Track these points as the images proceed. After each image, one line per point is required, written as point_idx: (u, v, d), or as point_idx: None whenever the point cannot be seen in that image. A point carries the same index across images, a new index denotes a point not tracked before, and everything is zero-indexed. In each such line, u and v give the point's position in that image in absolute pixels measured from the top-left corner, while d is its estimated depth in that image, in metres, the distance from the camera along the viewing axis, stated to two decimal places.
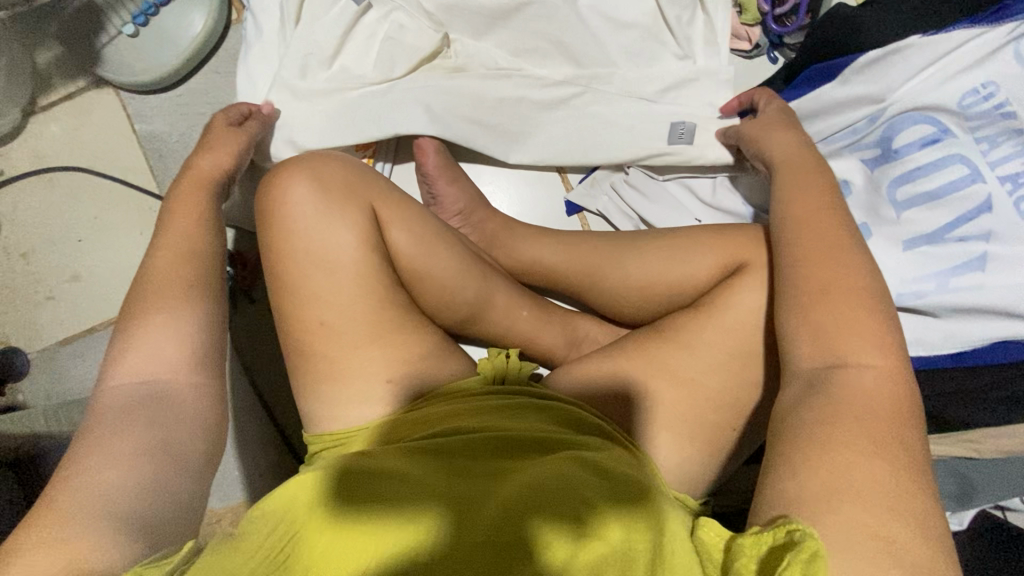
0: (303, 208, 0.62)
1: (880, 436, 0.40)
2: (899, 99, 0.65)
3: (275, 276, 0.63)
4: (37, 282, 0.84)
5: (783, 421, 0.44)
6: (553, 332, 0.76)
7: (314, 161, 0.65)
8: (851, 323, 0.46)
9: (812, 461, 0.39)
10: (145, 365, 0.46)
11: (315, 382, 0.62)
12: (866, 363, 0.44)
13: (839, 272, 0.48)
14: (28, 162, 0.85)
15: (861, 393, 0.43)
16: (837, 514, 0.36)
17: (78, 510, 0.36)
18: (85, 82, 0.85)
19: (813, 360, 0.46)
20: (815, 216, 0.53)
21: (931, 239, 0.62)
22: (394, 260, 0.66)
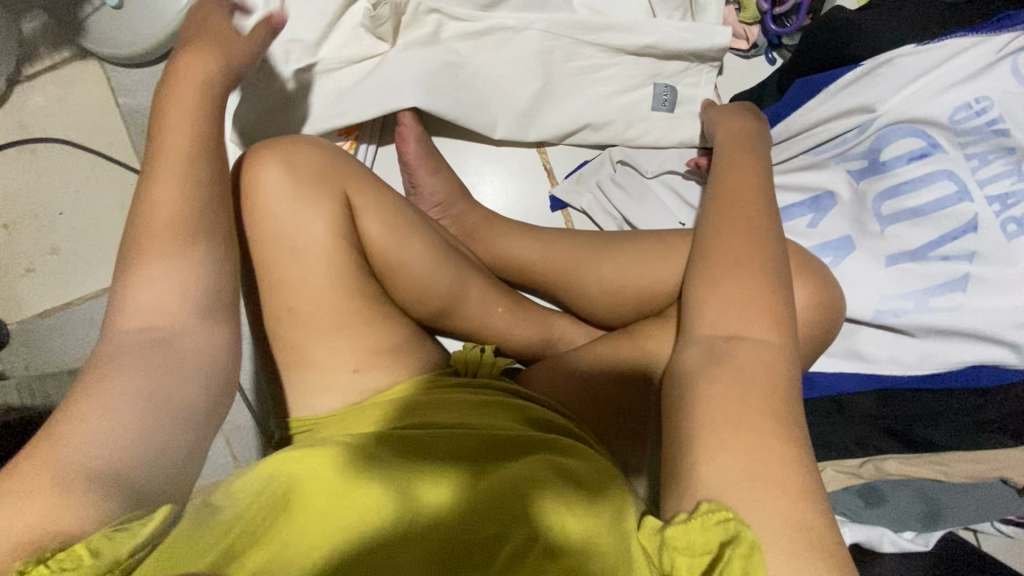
0: (272, 194, 0.60)
1: (769, 409, 0.41)
2: (887, 111, 0.62)
3: (247, 265, 0.62)
4: (17, 254, 0.84)
5: (682, 396, 0.45)
6: (529, 329, 0.75)
7: (289, 143, 0.63)
8: (745, 296, 0.47)
9: (710, 446, 0.40)
10: (149, 314, 0.42)
11: (284, 369, 0.62)
12: (757, 336, 0.45)
13: (743, 246, 0.50)
14: (13, 133, 0.84)
15: (751, 360, 0.44)
16: (749, 496, 0.38)
17: (50, 471, 0.34)
18: (70, 53, 0.84)
19: (711, 331, 0.47)
20: (737, 203, 0.54)
21: (915, 255, 0.61)
22: (366, 252, 0.64)
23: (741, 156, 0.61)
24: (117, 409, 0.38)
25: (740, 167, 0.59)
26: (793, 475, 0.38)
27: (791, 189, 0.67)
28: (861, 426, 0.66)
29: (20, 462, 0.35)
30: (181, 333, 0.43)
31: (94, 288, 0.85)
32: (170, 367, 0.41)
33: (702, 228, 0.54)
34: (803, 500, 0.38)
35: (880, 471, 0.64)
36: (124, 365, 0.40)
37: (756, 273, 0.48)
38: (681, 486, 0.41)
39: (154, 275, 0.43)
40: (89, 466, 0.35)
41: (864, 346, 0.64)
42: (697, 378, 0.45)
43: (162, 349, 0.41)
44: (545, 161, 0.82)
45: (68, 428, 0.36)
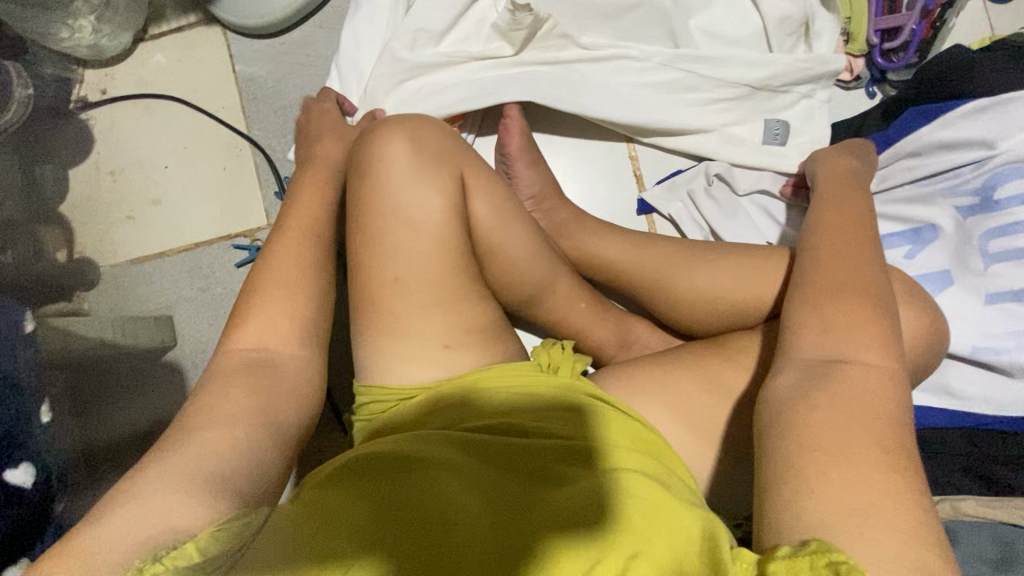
0: (395, 164, 0.62)
1: (876, 441, 0.39)
2: (1010, 148, 0.63)
3: (359, 229, 0.63)
4: (120, 201, 0.89)
5: (781, 422, 0.42)
6: (608, 329, 0.76)
7: (408, 121, 0.65)
8: (854, 319, 0.45)
9: (813, 470, 0.38)
10: (260, 335, 0.52)
11: (380, 338, 0.63)
12: (865, 360, 0.43)
13: (851, 272, 0.49)
14: (132, 87, 0.89)
15: (854, 388, 0.42)
16: (853, 531, 0.35)
17: (165, 478, 0.40)
18: (196, 19, 0.89)
19: (812, 354, 0.45)
20: (837, 236, 0.53)
21: (1019, 296, 0.61)
22: (472, 232, 0.65)
23: (834, 191, 0.60)
24: (219, 432, 0.44)
25: (840, 206, 0.57)
26: (900, 511, 0.36)
27: (891, 218, 0.67)
28: (946, 466, 0.64)
29: (139, 473, 0.41)
30: (272, 365, 0.51)
31: (185, 242, 0.88)
32: (257, 396, 0.48)
33: (803, 255, 0.53)
34: (912, 537, 0.35)
35: (957, 510, 0.60)
36: (223, 397, 0.46)
37: (860, 300, 0.47)
38: (780, 514, 0.37)
39: (265, 311, 0.53)
40: (191, 473, 0.40)
41: (955, 382, 0.64)
42: (800, 398, 0.43)
43: (258, 379, 0.49)
44: (636, 168, 0.84)
45: (179, 447, 0.42)
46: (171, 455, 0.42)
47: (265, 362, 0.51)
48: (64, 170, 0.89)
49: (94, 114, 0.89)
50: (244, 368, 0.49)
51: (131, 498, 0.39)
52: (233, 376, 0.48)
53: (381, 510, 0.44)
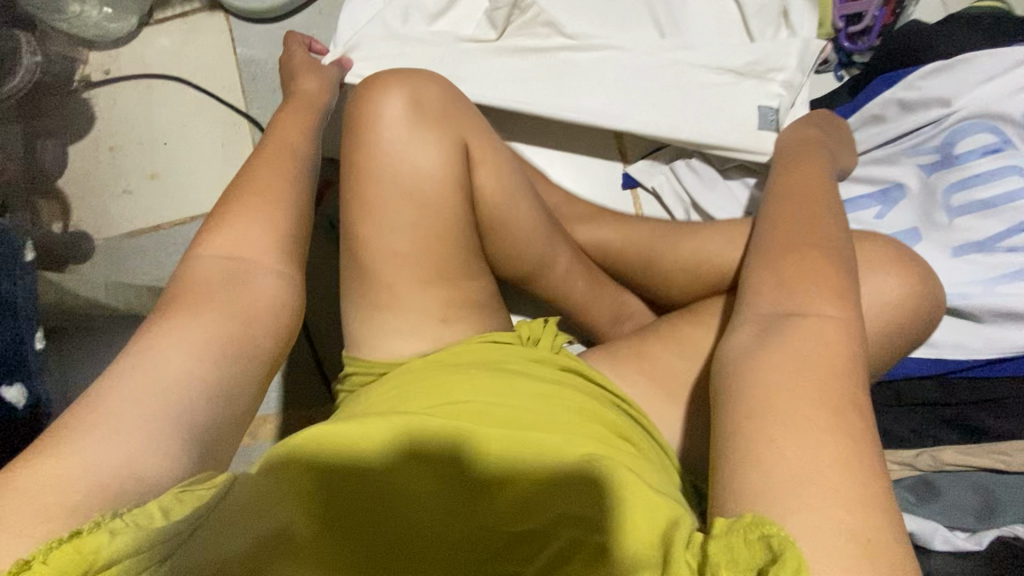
0: (395, 121, 0.66)
1: (831, 399, 0.37)
2: (965, 106, 0.66)
3: (358, 187, 0.67)
4: (118, 176, 0.91)
5: (738, 374, 0.41)
6: (594, 293, 0.77)
7: (408, 77, 0.69)
8: (811, 271, 0.45)
9: (763, 429, 0.36)
10: (233, 249, 0.50)
11: (376, 294, 0.67)
12: (820, 311, 0.42)
13: (810, 231, 0.49)
14: (135, 68, 0.92)
15: (809, 341, 0.40)
16: (796, 488, 0.33)
17: (106, 427, 0.37)
18: (199, 5, 0.93)
19: (771, 308, 0.44)
20: (802, 202, 0.53)
21: (983, 246, 0.64)
22: (471, 193, 0.69)
23: (800, 163, 0.60)
24: (181, 373, 0.41)
25: (808, 174, 0.58)
26: (845, 465, 0.34)
27: (860, 179, 0.72)
28: (923, 417, 0.66)
29: (93, 403, 0.38)
30: (244, 279, 0.49)
31: (181, 216, 0.90)
32: (223, 326, 0.45)
33: (767, 217, 0.53)
34: (853, 490, 0.33)
35: (938, 461, 0.63)
36: (187, 327, 0.44)
37: (822, 260, 0.46)
38: (727, 475, 0.36)
39: (236, 232, 0.51)
40: (139, 423, 0.38)
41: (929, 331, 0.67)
42: (758, 352, 0.41)
43: (224, 309, 0.46)
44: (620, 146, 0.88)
45: (137, 378, 0.40)
46: (126, 389, 0.39)
47: (236, 278, 0.48)
48: (64, 146, 0.91)
49: (96, 93, 0.92)
50: (217, 294, 0.47)
51: (82, 436, 0.36)
52: (202, 300, 0.46)
53: (348, 499, 0.41)
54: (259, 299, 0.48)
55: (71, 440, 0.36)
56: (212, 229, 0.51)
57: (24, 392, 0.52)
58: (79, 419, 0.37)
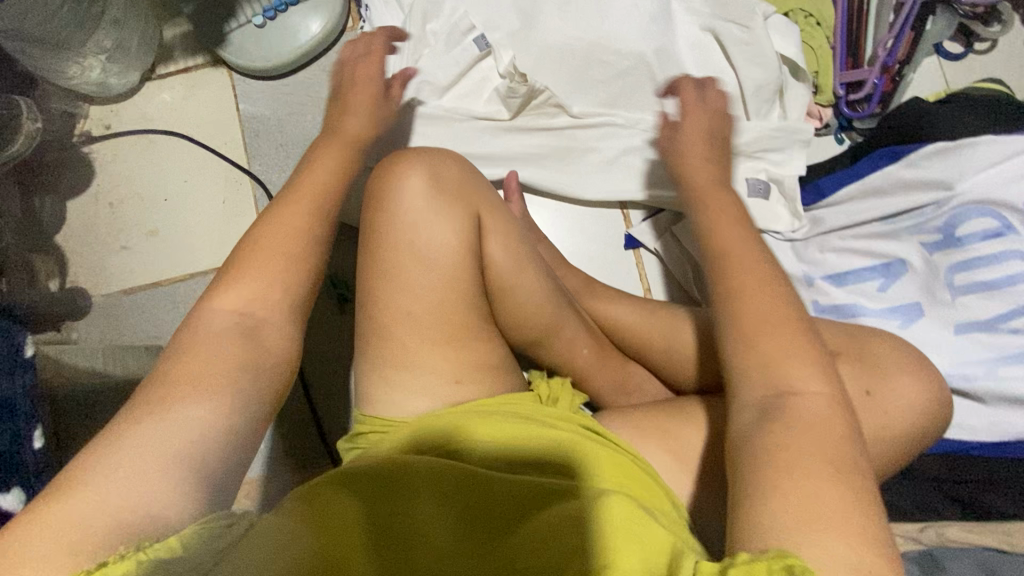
0: (413, 197, 0.65)
1: (831, 459, 0.39)
2: (967, 190, 0.68)
3: (372, 261, 0.66)
4: (116, 231, 0.90)
5: (743, 449, 0.42)
6: (598, 360, 0.77)
7: (429, 154, 0.68)
8: (786, 339, 0.44)
9: (775, 483, 0.38)
10: (246, 297, 0.48)
11: (381, 367, 0.65)
12: (807, 387, 0.43)
13: (772, 299, 0.47)
14: (136, 123, 0.92)
15: (807, 415, 0.41)
16: (811, 537, 0.35)
17: (118, 463, 0.37)
18: (203, 60, 0.93)
19: (760, 391, 0.44)
20: (740, 258, 0.50)
21: (986, 326, 0.65)
22: (484, 270, 0.68)
23: (721, 192, 0.57)
24: (190, 421, 0.40)
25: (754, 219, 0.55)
26: (857, 534, 0.35)
27: (864, 252, 0.72)
28: (927, 493, 0.66)
29: (106, 452, 0.37)
30: (258, 331, 0.47)
31: (179, 272, 0.89)
32: (236, 376, 0.44)
33: (710, 271, 0.51)
34: (863, 549, 0.35)
35: (946, 538, 0.62)
36: (202, 373, 0.43)
37: (794, 324, 0.45)
38: (746, 523, 0.37)
39: (238, 283, 0.49)
40: (165, 459, 0.38)
41: None
42: (756, 433, 0.42)
43: (237, 355, 0.45)
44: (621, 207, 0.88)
45: (146, 432, 0.38)
46: (137, 439, 0.38)
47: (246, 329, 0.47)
48: (63, 200, 0.90)
49: (96, 147, 0.91)
50: (221, 346, 0.45)
51: (88, 486, 0.35)
52: (211, 345, 0.45)
53: (371, 525, 0.45)
54: (271, 342, 0.48)
55: (75, 493, 0.35)
56: (222, 280, 0.50)
57: (19, 497, 0.54)
58: (81, 472, 0.36)
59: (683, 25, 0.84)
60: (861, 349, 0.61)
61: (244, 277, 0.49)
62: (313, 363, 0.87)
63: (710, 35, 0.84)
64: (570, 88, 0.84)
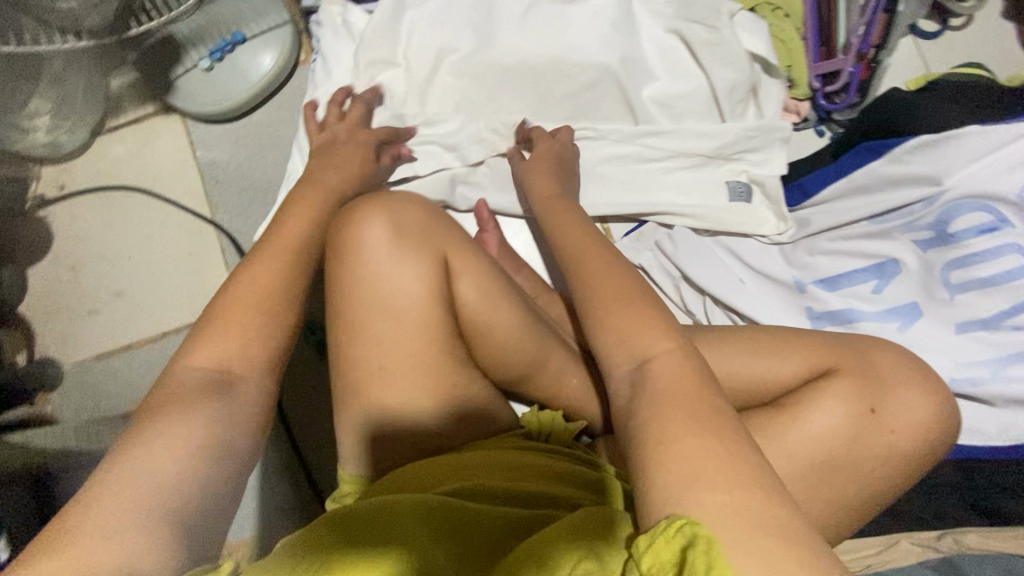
0: (374, 248, 0.62)
1: (706, 411, 0.39)
2: (956, 185, 0.65)
3: (343, 320, 0.63)
4: (82, 295, 0.86)
5: (620, 429, 0.43)
6: (596, 392, 0.72)
7: (387, 199, 0.65)
8: (632, 322, 0.46)
9: (662, 454, 0.38)
10: (213, 345, 0.50)
11: (362, 426, 0.63)
12: (663, 352, 0.44)
13: (614, 282, 0.50)
14: (90, 180, 0.88)
15: (664, 379, 0.42)
16: (706, 500, 0.35)
17: (100, 522, 0.37)
18: (153, 108, 0.89)
19: (622, 362, 0.45)
20: (583, 251, 0.56)
21: (988, 324, 0.62)
22: (458, 314, 0.65)
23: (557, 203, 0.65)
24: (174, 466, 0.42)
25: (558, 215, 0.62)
26: (730, 474, 0.36)
27: (855, 255, 0.69)
28: (942, 499, 0.63)
29: (104, 491, 0.39)
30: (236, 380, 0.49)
31: (149, 331, 0.86)
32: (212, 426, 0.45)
33: (572, 273, 0.54)
34: (747, 490, 0.35)
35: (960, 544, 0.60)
36: (186, 420, 0.45)
37: (660, 317, 0.47)
38: (646, 496, 0.37)
39: (201, 346, 0.50)
40: (136, 513, 0.38)
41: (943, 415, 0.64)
42: (633, 405, 0.42)
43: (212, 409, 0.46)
44: (602, 222, 0.85)
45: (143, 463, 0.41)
46: (131, 483, 0.40)
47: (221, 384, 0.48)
48: (24, 269, 0.86)
49: (53, 210, 0.88)
50: (189, 402, 0.46)
51: (86, 527, 0.37)
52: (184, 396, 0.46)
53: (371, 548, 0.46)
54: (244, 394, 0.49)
55: (82, 528, 0.37)
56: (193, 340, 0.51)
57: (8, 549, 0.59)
58: (79, 513, 0.38)
59: (647, 28, 0.81)
60: (869, 365, 0.58)
61: (219, 326, 0.51)
62: None
63: (676, 37, 0.80)
64: (538, 106, 0.81)
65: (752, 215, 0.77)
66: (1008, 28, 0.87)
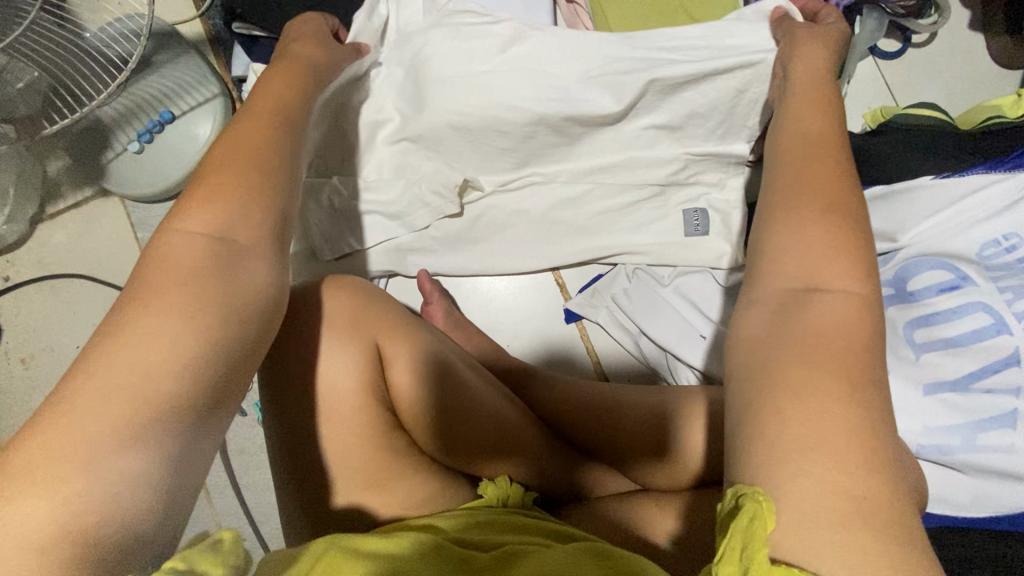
0: (302, 343, 0.60)
1: (851, 372, 0.33)
2: (912, 242, 0.62)
3: (277, 415, 0.62)
4: (34, 388, 0.85)
5: (741, 355, 0.37)
6: (560, 468, 0.69)
7: (317, 288, 0.63)
8: (824, 241, 0.39)
9: (789, 403, 0.33)
10: (212, 218, 0.41)
11: (310, 522, 0.61)
12: (840, 290, 0.37)
13: (826, 189, 0.42)
14: (34, 270, 0.87)
15: (833, 320, 0.35)
16: (804, 476, 0.30)
17: (83, 435, 0.31)
18: (92, 191, 0.87)
19: (785, 283, 0.38)
20: (828, 152, 0.45)
21: (955, 386, 0.57)
22: (394, 402, 0.63)
23: (815, 98, 0.52)
24: (154, 389, 0.34)
25: (813, 93, 0.53)
26: (857, 446, 0.31)
27: None
28: None
29: (78, 399, 0.32)
30: (238, 263, 0.40)
31: None
32: (212, 326, 0.37)
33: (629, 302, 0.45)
34: (862, 472, 0.30)
35: None
36: (178, 317, 0.36)
37: (850, 245, 0.39)
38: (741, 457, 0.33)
39: (201, 209, 0.41)
40: (124, 433, 0.32)
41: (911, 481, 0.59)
42: (757, 340, 0.37)
43: (209, 300, 0.37)
44: (557, 276, 0.84)
45: (125, 363, 0.34)
46: (108, 392, 0.33)
47: (223, 263, 0.40)
48: None
49: None
50: (186, 278, 0.38)
51: (50, 458, 0.31)
52: (179, 275, 0.38)
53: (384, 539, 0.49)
54: (248, 284, 0.40)
55: (49, 446, 0.31)
56: (188, 203, 0.42)
57: None
58: (42, 429, 0.31)
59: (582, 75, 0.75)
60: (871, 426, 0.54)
61: (211, 203, 0.42)
62: (256, 498, 0.83)
63: None
64: (482, 164, 0.78)
65: (708, 248, 0.77)
66: (977, 39, 0.81)
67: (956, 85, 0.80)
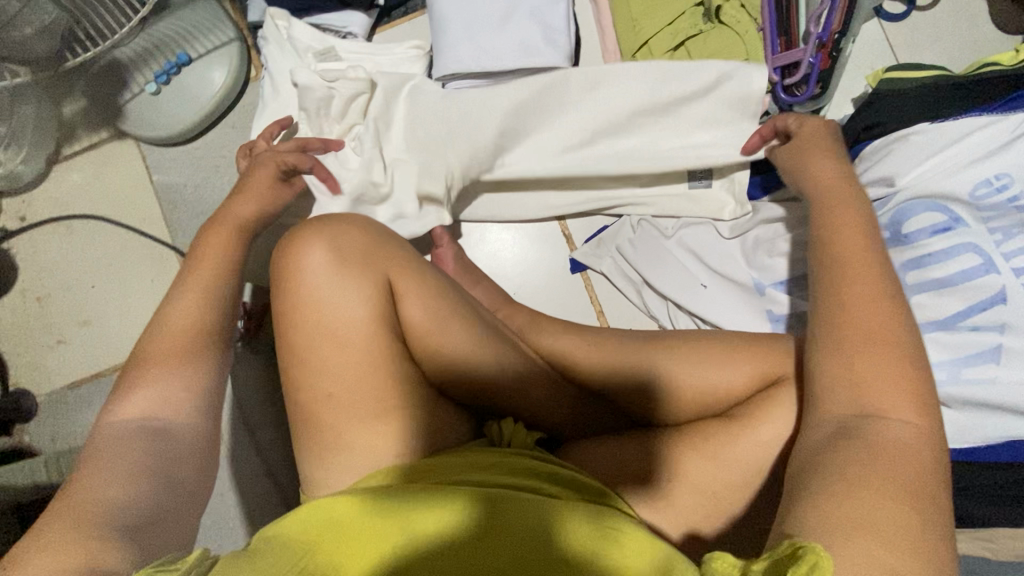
0: (317, 276, 0.62)
1: (909, 492, 0.37)
2: (908, 186, 0.64)
3: (286, 342, 0.63)
4: (50, 325, 0.87)
5: (805, 460, 0.42)
6: (565, 406, 0.72)
7: (330, 225, 0.65)
8: (879, 371, 0.43)
9: (836, 492, 0.37)
10: (150, 401, 0.47)
11: (322, 451, 0.62)
12: (898, 418, 0.42)
13: (873, 304, 0.46)
14: (49, 210, 0.88)
15: (892, 443, 0.40)
16: (851, 544, 0.34)
17: (73, 525, 0.37)
18: (107, 134, 0.89)
19: (842, 410, 0.43)
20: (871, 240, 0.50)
21: (944, 324, 0.60)
22: (406, 335, 0.65)
23: (847, 197, 0.54)
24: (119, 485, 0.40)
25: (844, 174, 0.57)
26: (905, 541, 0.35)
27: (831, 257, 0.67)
28: None
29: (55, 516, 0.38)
30: (180, 405, 0.47)
31: (115, 360, 0.86)
32: (152, 466, 0.43)
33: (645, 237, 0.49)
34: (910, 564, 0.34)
35: None
36: (121, 471, 0.41)
37: (907, 373, 0.43)
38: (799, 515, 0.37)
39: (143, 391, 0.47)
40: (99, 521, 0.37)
41: None
42: (821, 461, 0.41)
43: (150, 460, 0.43)
44: (563, 226, 0.86)
45: (102, 482, 0.40)
46: (86, 495, 0.39)
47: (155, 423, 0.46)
48: None
49: (14, 242, 0.87)
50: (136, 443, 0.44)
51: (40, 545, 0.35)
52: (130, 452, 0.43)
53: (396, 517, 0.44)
54: (182, 430, 0.47)
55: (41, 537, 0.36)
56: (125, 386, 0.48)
57: None
58: (35, 533, 0.37)
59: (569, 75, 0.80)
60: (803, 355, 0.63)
61: (150, 374, 0.48)
62: None
63: None
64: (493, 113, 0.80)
65: (713, 200, 0.80)
66: (979, 3, 0.83)
67: (957, 48, 0.82)
